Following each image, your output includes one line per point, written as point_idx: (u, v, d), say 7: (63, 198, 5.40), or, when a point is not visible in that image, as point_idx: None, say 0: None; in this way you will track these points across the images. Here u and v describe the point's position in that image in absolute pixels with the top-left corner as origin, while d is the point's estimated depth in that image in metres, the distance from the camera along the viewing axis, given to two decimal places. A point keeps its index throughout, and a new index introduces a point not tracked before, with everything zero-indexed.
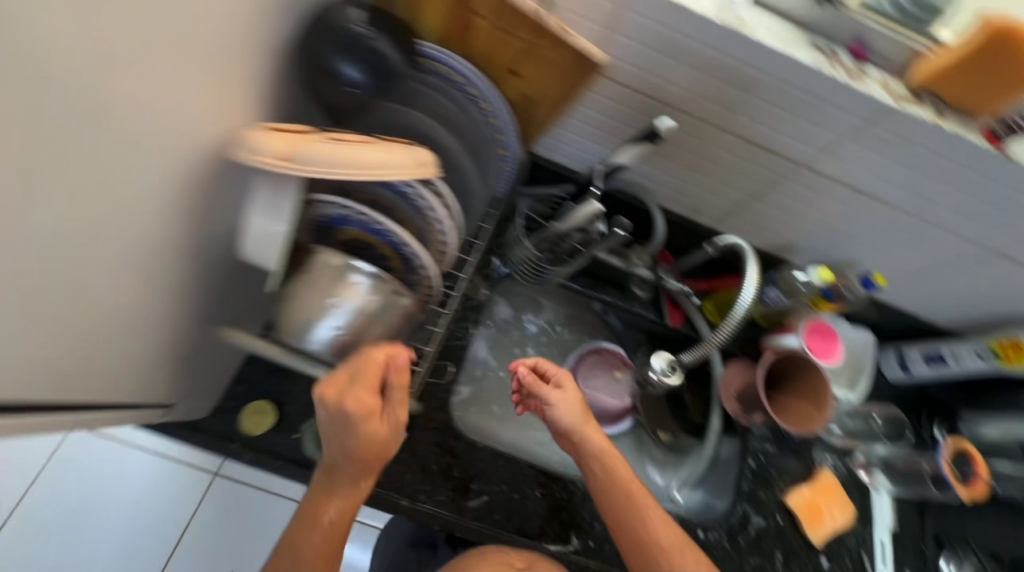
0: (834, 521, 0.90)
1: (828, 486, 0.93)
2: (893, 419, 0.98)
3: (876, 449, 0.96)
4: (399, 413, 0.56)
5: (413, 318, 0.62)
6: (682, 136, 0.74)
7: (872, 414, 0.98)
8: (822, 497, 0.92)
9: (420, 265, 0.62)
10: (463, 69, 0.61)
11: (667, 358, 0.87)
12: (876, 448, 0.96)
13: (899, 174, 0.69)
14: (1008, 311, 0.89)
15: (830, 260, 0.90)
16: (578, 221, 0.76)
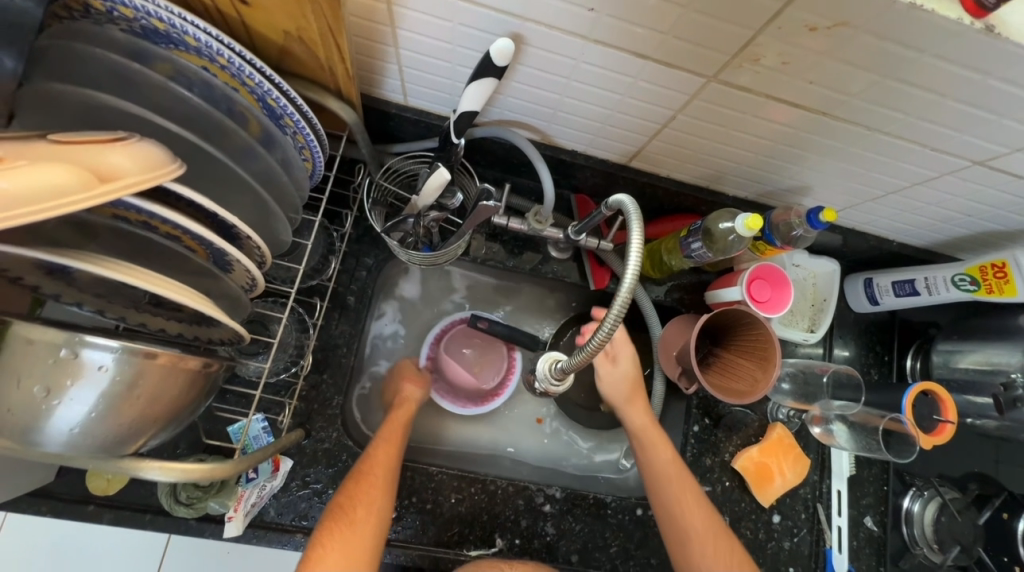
0: (781, 478, 0.83)
1: (776, 442, 0.84)
2: (850, 378, 0.82)
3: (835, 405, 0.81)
4: (423, 390, 0.76)
5: (208, 377, 0.49)
6: (543, 56, 0.53)
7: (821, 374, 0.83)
8: (770, 455, 0.84)
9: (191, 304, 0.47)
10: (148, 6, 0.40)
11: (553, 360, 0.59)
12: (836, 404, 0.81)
13: (846, 79, 0.48)
14: (1001, 228, 0.71)
15: (779, 186, 0.72)
16: (431, 195, 0.59)
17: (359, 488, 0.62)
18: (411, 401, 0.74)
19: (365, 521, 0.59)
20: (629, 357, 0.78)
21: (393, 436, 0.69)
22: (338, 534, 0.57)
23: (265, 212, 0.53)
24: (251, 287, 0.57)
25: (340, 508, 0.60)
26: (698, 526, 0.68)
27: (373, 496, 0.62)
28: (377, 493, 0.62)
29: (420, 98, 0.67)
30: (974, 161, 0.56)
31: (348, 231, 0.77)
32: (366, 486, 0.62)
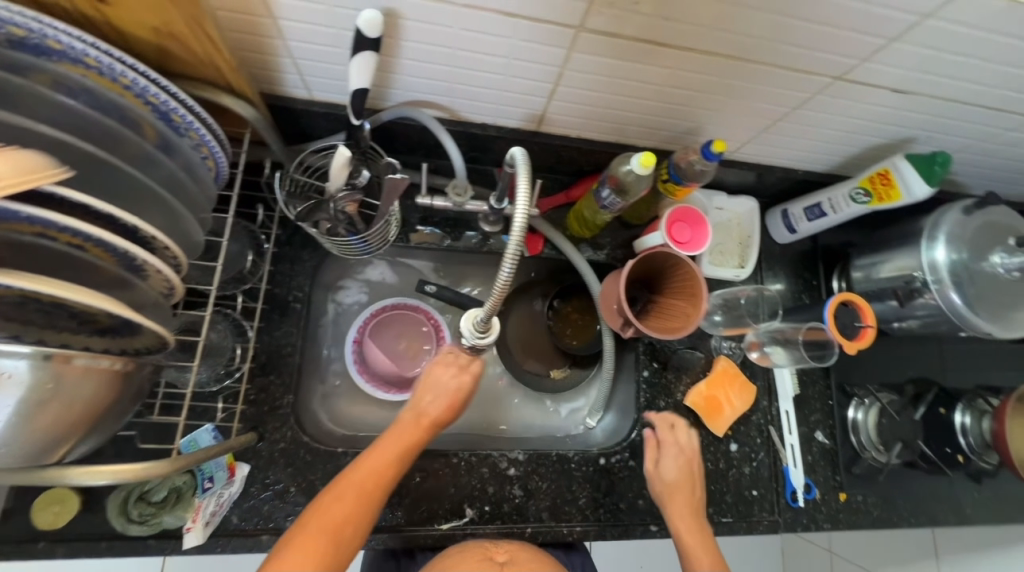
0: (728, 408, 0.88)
1: (721, 373, 0.89)
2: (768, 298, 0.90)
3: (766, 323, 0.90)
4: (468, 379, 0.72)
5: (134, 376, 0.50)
6: (420, 27, 0.55)
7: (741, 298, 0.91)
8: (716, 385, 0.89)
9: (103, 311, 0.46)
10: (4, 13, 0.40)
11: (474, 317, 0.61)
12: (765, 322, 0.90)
13: (697, 11, 0.52)
14: (884, 140, 0.76)
15: (680, 130, 0.76)
16: (339, 178, 0.60)
17: (366, 482, 0.62)
18: (455, 390, 0.71)
19: (354, 510, 0.59)
20: (686, 451, 0.82)
21: (405, 439, 0.67)
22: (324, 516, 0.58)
23: (171, 214, 0.54)
24: (171, 293, 0.56)
25: (340, 490, 0.60)
26: None
27: (376, 490, 0.62)
28: (355, 503, 0.60)
29: (324, 90, 0.68)
30: (834, 76, 0.61)
31: (276, 232, 0.77)
32: (365, 477, 0.62)
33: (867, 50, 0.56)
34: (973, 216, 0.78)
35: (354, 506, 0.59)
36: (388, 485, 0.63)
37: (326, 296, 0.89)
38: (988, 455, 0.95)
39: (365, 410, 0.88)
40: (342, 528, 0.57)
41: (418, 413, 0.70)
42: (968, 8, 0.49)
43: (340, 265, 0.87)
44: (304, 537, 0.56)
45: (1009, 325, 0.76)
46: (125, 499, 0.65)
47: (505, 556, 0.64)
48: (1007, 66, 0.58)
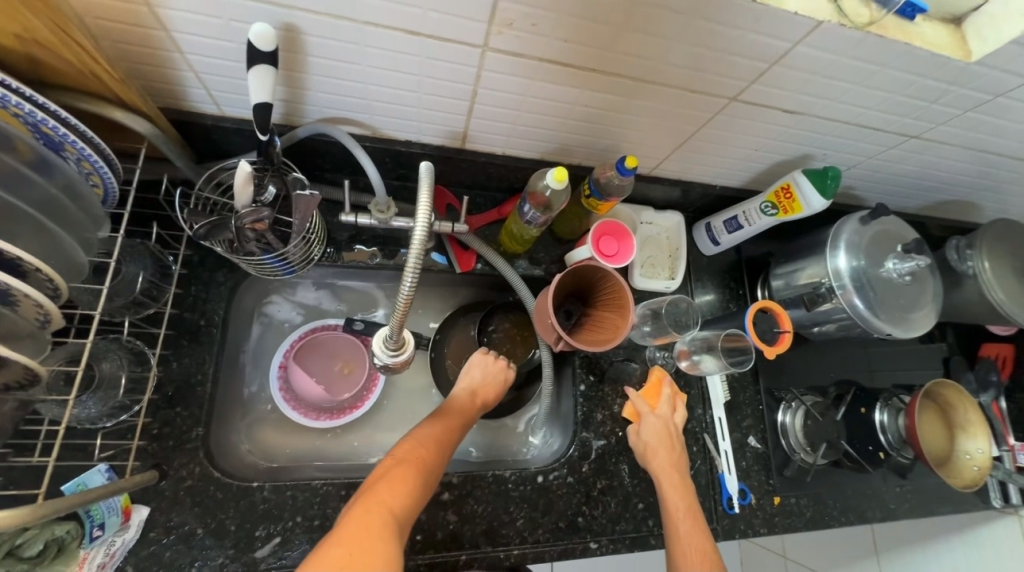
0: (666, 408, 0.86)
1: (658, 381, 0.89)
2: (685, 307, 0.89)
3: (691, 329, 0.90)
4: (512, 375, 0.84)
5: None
6: (325, 43, 0.55)
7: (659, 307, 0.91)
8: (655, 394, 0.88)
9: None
10: None
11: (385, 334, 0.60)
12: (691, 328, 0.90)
13: (592, 34, 0.54)
14: (786, 157, 0.82)
15: (600, 148, 0.79)
16: (242, 193, 0.57)
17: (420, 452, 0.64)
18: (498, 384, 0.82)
19: (407, 482, 0.60)
20: (665, 417, 0.85)
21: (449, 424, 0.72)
22: (388, 481, 0.58)
23: (46, 235, 0.49)
24: (46, 321, 0.50)
25: (394, 464, 0.61)
26: (692, 529, 0.73)
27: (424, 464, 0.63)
28: (415, 466, 0.62)
29: (234, 106, 0.66)
30: (730, 97, 0.66)
31: (186, 253, 0.73)
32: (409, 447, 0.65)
33: (752, 73, 0.61)
34: (868, 226, 0.84)
35: (407, 475, 0.60)
36: (429, 468, 0.63)
37: (250, 320, 0.84)
38: (906, 449, 1.00)
39: (291, 438, 0.83)
40: (397, 498, 0.57)
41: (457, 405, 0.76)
42: (833, 37, 0.55)
43: (263, 285, 0.83)
44: (374, 498, 0.56)
45: (906, 326, 0.82)
46: None
47: None
48: (876, 90, 0.64)
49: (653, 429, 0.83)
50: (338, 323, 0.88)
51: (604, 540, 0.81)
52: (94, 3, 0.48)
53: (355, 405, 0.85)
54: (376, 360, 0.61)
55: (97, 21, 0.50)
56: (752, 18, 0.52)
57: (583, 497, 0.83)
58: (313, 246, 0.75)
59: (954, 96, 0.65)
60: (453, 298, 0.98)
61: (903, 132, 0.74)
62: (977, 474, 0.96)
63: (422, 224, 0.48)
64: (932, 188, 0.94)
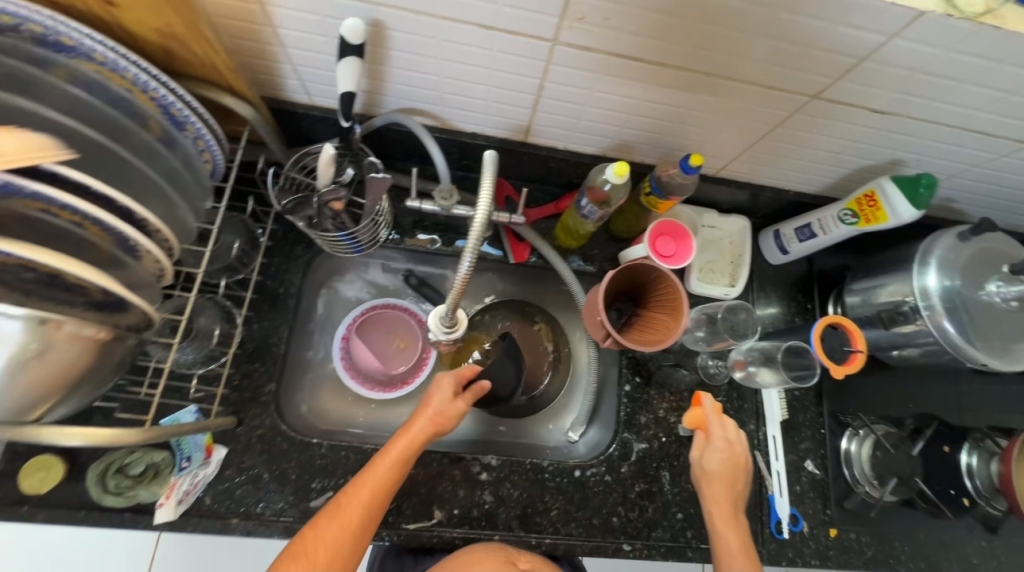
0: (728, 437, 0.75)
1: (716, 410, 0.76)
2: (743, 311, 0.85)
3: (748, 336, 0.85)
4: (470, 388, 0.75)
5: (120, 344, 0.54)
6: (406, 37, 0.59)
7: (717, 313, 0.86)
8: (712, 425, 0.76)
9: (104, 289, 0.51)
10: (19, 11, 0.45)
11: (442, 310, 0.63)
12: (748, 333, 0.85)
13: (664, 27, 0.54)
14: (873, 162, 0.76)
15: (663, 145, 0.78)
16: (326, 173, 0.64)
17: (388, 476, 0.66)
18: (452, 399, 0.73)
19: (368, 505, 0.64)
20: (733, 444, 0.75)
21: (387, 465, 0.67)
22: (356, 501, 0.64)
23: (166, 201, 0.58)
24: (161, 275, 0.59)
25: (301, 544, 0.61)
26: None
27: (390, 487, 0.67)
28: (328, 543, 0.61)
29: (324, 96, 0.72)
30: (810, 95, 0.62)
31: (272, 227, 0.81)
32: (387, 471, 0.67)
33: (839, 69, 0.57)
34: (969, 243, 0.75)
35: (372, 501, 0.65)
36: (351, 536, 0.62)
37: (320, 294, 0.92)
38: (998, 500, 0.88)
39: (347, 404, 0.90)
40: (363, 519, 0.64)
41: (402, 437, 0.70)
42: (936, 29, 0.50)
43: (333, 262, 0.91)
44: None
45: (1007, 357, 0.73)
46: (104, 469, 0.68)
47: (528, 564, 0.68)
48: (988, 89, 0.58)
49: (710, 457, 0.74)
50: (396, 302, 0.94)
51: (638, 545, 0.80)
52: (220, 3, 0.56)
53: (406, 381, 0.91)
54: (431, 337, 0.66)
55: (219, 18, 0.58)
56: (842, 8, 0.49)
57: (620, 498, 0.82)
58: (380, 228, 0.81)
59: None
60: (504, 289, 1.01)
61: (1019, 138, 0.66)
62: None
63: (483, 211, 0.50)
64: None
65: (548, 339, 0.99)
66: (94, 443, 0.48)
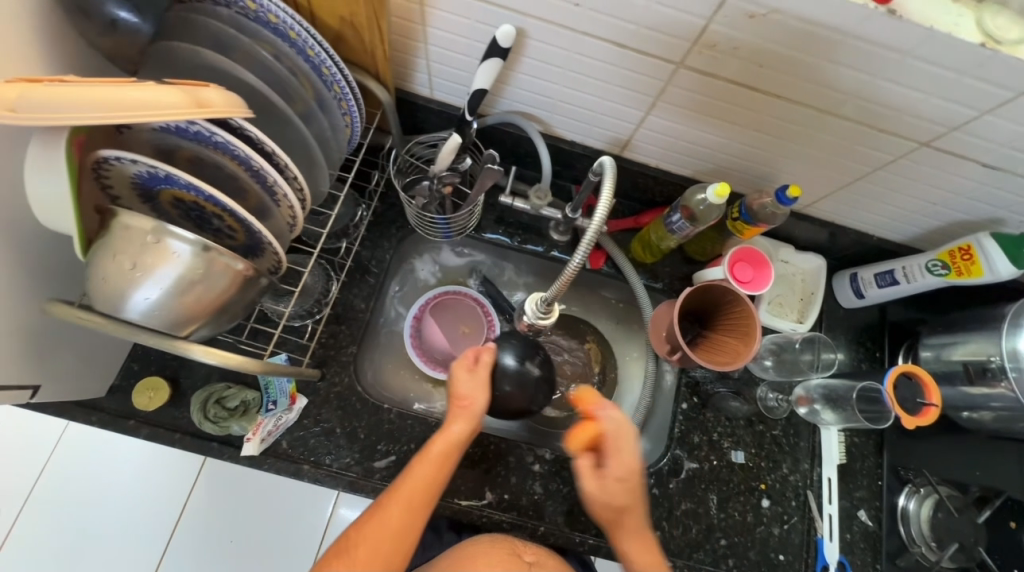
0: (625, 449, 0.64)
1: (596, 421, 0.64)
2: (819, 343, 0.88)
3: (813, 375, 0.88)
4: (479, 374, 0.72)
5: (260, 283, 0.61)
6: (541, 46, 0.65)
7: (794, 340, 0.90)
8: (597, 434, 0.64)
9: (255, 230, 0.59)
10: None
11: (540, 296, 0.69)
12: (812, 372, 0.88)
13: (790, 62, 0.58)
14: (969, 217, 0.76)
15: (756, 174, 0.80)
16: (446, 160, 0.70)
17: (444, 453, 0.67)
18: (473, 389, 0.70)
19: (406, 509, 0.63)
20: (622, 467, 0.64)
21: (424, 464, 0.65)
22: (418, 476, 0.65)
23: (311, 165, 0.65)
24: (292, 227, 0.65)
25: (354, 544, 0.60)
26: None
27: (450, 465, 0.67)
28: (382, 542, 0.61)
29: (445, 91, 0.79)
30: (920, 142, 0.64)
31: (375, 205, 0.88)
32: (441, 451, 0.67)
33: (957, 120, 0.59)
34: None
35: (436, 476, 0.65)
36: (402, 537, 0.62)
37: (400, 272, 0.99)
38: None
39: (411, 379, 0.95)
40: (426, 494, 0.64)
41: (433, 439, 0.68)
42: None
43: (418, 244, 0.97)
44: None
45: None
46: (206, 399, 0.75)
47: (533, 556, 0.72)
48: None
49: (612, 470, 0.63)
50: (469, 291, 0.98)
51: (679, 563, 0.80)
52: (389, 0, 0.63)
53: None
54: (526, 318, 0.72)
55: None
56: (974, 62, 0.51)
57: (666, 513, 0.83)
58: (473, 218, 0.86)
59: None
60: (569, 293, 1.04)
61: None
62: None
63: (601, 212, 0.54)
64: None
65: (597, 361, 1.00)
66: (224, 366, 0.54)
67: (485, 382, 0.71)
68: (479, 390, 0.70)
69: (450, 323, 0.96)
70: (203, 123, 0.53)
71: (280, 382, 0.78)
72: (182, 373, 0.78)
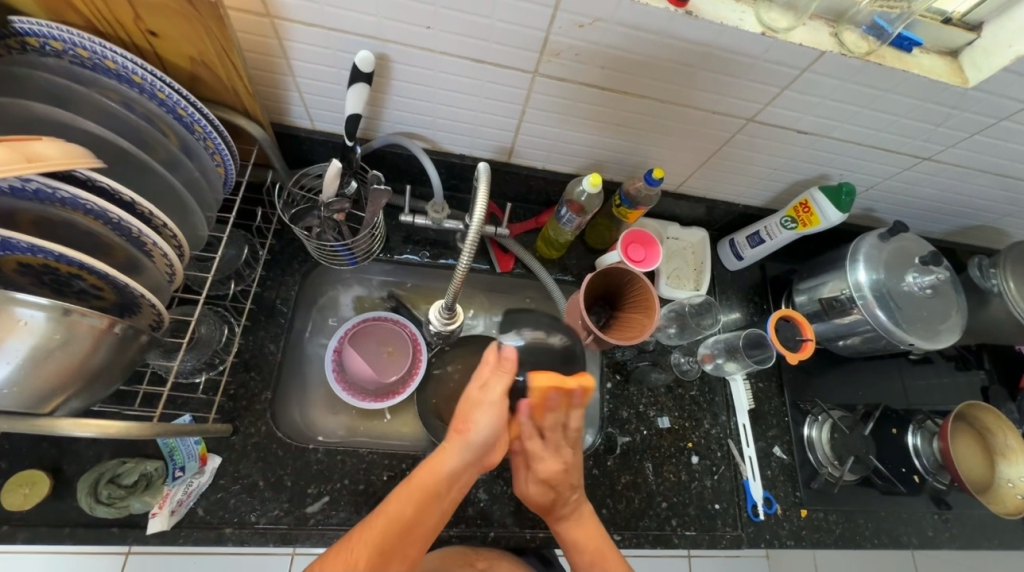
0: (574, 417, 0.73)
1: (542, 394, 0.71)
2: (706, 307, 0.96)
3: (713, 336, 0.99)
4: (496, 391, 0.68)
5: (140, 341, 0.57)
6: (407, 68, 0.68)
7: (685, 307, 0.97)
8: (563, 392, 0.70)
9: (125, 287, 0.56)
10: (72, 37, 0.52)
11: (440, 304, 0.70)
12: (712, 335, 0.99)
13: (626, 61, 0.65)
14: (803, 177, 0.90)
15: (630, 164, 0.89)
16: (333, 187, 0.70)
17: (426, 480, 0.65)
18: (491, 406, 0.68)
19: (380, 546, 0.61)
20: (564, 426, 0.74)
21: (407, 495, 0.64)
22: (396, 506, 0.63)
23: (184, 210, 0.63)
24: (171, 277, 0.62)
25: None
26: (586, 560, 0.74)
27: (435, 495, 0.66)
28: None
29: (325, 121, 0.80)
30: (747, 118, 0.75)
31: (271, 242, 0.86)
32: (426, 477, 0.65)
33: (766, 96, 0.70)
34: (887, 242, 0.88)
35: (417, 503, 0.64)
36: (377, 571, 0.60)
37: (313, 307, 0.96)
38: (943, 474, 0.97)
39: (339, 415, 0.91)
40: (403, 529, 0.63)
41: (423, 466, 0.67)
42: (835, 66, 0.63)
43: (327, 276, 0.95)
44: None
45: (931, 337, 0.85)
46: (96, 480, 0.68)
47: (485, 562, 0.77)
48: (882, 113, 0.72)
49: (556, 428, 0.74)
50: (389, 314, 0.98)
51: (627, 535, 0.84)
52: (247, 40, 0.64)
53: (398, 391, 0.93)
54: (431, 329, 0.72)
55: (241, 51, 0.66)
56: (763, 48, 0.61)
57: (607, 490, 0.86)
58: (376, 242, 0.86)
59: (959, 119, 0.72)
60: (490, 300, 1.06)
61: (915, 153, 0.80)
62: (1020, 502, 0.92)
63: (478, 216, 0.57)
64: (954, 212, 0.98)
65: None
66: (103, 436, 0.50)
67: (496, 401, 0.68)
68: (484, 411, 0.67)
69: (372, 350, 0.94)
70: (40, 179, 0.49)
71: (187, 444, 0.72)
72: (64, 459, 0.70)
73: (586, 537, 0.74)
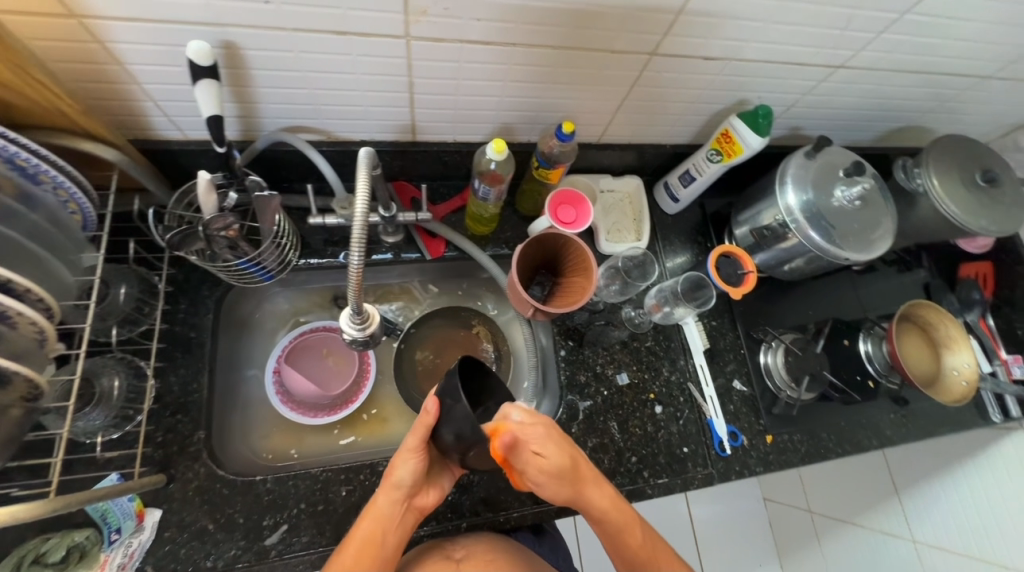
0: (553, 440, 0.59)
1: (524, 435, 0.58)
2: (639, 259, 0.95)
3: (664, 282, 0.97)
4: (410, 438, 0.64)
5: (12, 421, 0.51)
6: (264, 54, 0.60)
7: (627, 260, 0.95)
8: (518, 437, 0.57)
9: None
10: None
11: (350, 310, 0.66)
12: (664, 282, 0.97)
13: (503, 10, 0.59)
14: (722, 106, 0.86)
15: (543, 121, 0.84)
16: (208, 201, 0.62)
17: (369, 534, 0.62)
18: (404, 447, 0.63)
19: None
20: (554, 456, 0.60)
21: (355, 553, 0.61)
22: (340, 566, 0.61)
23: (36, 262, 0.55)
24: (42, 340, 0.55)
25: None
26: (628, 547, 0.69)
27: (379, 545, 0.63)
28: None
29: (195, 129, 0.71)
30: (648, 53, 0.70)
31: (171, 272, 0.79)
32: (369, 530, 0.63)
33: (662, 26, 0.65)
34: (813, 160, 0.87)
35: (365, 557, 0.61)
36: None
37: (241, 332, 0.89)
38: (893, 374, 1.00)
39: (292, 437, 0.87)
40: None
41: (370, 515, 0.64)
42: None
43: (250, 297, 0.89)
44: None
45: (867, 250, 0.85)
46: (18, 564, 0.62)
47: (462, 551, 0.72)
48: (783, 25, 0.68)
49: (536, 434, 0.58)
50: (323, 322, 0.92)
51: None
52: (55, 48, 0.54)
53: (349, 401, 0.89)
54: (348, 338, 0.68)
55: (59, 64, 0.57)
56: None
57: None
58: (289, 251, 0.79)
59: (861, 19, 0.69)
60: (433, 289, 1.01)
61: (827, 64, 0.78)
62: (965, 388, 0.95)
63: (359, 209, 0.52)
64: (879, 116, 0.96)
65: (488, 340, 0.96)
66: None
67: (415, 449, 0.64)
68: (407, 459, 0.64)
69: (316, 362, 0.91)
70: None
71: (119, 503, 0.67)
72: None
73: (615, 518, 0.67)
